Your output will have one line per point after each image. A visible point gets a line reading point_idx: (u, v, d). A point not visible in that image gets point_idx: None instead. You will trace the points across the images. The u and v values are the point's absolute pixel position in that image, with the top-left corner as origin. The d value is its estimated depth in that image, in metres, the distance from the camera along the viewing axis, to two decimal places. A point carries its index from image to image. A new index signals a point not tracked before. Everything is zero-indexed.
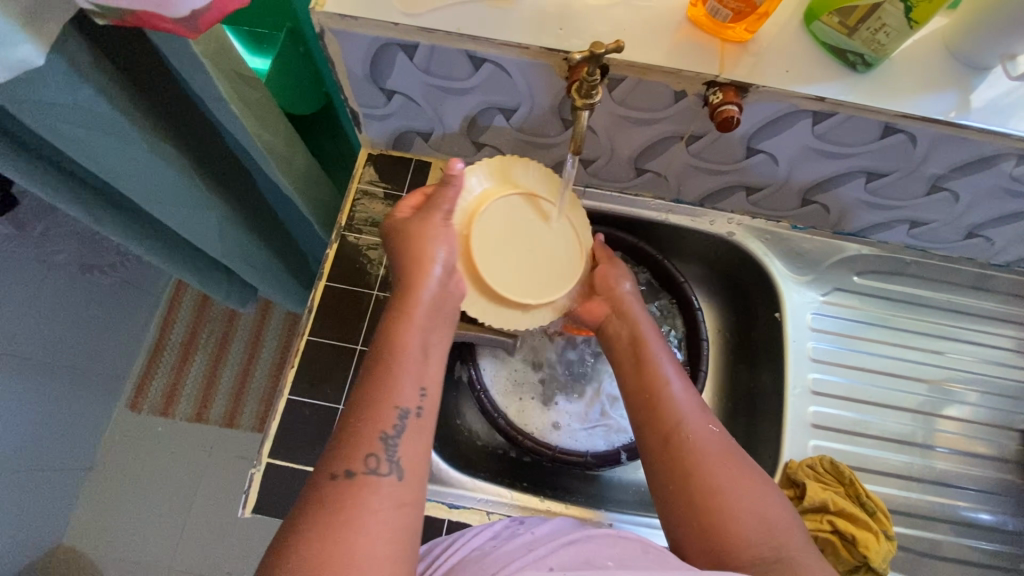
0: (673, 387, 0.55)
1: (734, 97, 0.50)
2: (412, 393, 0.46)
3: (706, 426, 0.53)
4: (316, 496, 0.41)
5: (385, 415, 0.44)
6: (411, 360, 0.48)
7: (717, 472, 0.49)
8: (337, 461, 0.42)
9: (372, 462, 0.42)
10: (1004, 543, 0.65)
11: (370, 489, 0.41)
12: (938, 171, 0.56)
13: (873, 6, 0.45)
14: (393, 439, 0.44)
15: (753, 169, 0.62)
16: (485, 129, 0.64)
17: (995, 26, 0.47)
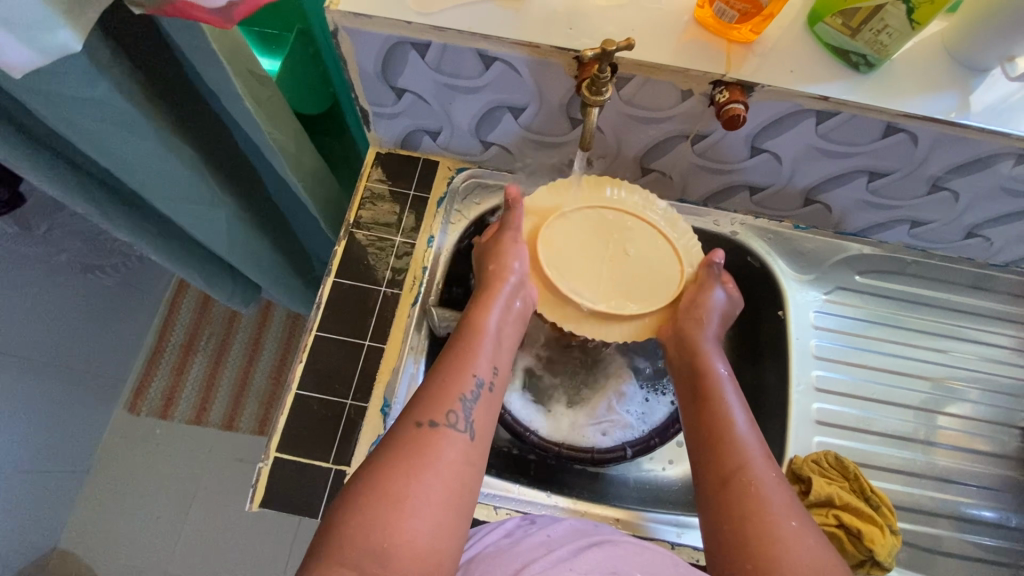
0: (741, 431, 0.54)
1: (740, 96, 0.51)
2: (487, 368, 0.53)
3: (771, 474, 0.51)
4: (400, 435, 0.47)
5: (466, 381, 0.51)
6: (487, 341, 0.55)
7: (777, 520, 0.48)
8: (421, 411, 0.48)
9: (451, 417, 0.49)
10: (1007, 539, 0.66)
11: (447, 440, 0.47)
12: (938, 172, 0.57)
13: (876, 7, 0.46)
14: (469, 402, 0.50)
15: (758, 169, 0.63)
16: (495, 128, 0.64)
17: (994, 27, 0.48)
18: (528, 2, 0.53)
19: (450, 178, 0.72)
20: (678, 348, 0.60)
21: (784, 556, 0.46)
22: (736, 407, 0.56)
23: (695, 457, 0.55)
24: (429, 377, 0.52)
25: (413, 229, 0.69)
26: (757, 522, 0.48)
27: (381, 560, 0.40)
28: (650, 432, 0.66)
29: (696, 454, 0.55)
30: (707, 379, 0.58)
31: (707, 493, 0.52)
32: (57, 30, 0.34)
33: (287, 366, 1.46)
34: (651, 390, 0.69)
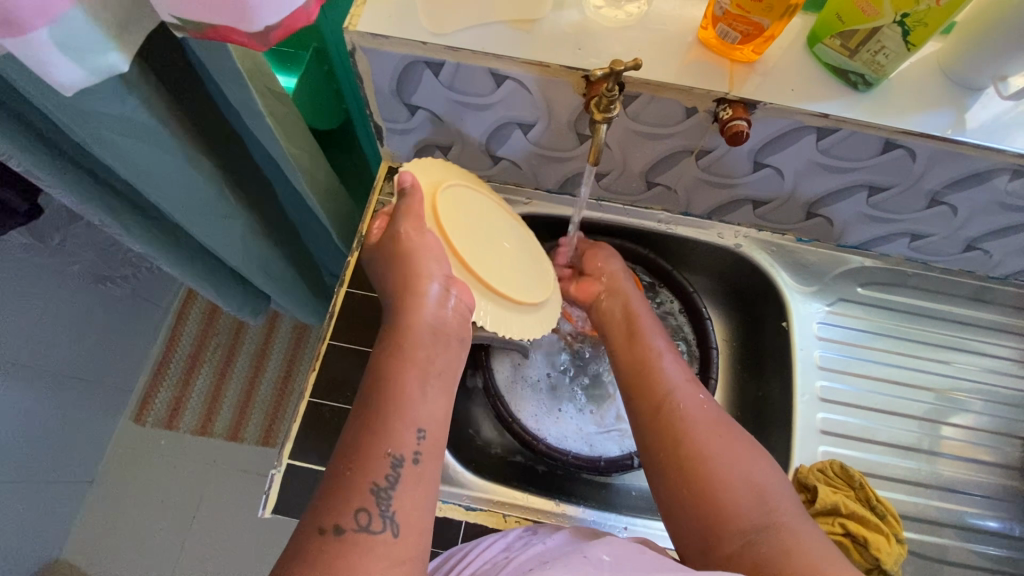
0: (665, 364, 0.58)
1: (743, 113, 0.53)
2: (408, 438, 0.44)
3: (697, 400, 0.55)
4: (301, 551, 0.40)
5: (379, 465, 0.43)
6: (407, 404, 0.46)
7: (710, 444, 0.51)
8: (326, 515, 0.41)
9: (363, 517, 0.41)
10: (1013, 550, 0.66)
11: (363, 546, 0.40)
12: (936, 187, 0.59)
13: (873, 29, 0.48)
14: (387, 491, 0.42)
15: (761, 183, 0.64)
16: (504, 143, 0.66)
17: (986, 48, 0.50)
18: (538, 24, 0.55)
19: None
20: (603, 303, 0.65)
21: (721, 477, 0.49)
22: (659, 343, 0.60)
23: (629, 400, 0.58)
24: (337, 461, 0.44)
25: None
26: (693, 452, 0.51)
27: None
28: None
29: (629, 395, 0.58)
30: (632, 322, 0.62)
31: (644, 431, 0.55)
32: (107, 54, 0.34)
33: (292, 376, 1.46)
34: None
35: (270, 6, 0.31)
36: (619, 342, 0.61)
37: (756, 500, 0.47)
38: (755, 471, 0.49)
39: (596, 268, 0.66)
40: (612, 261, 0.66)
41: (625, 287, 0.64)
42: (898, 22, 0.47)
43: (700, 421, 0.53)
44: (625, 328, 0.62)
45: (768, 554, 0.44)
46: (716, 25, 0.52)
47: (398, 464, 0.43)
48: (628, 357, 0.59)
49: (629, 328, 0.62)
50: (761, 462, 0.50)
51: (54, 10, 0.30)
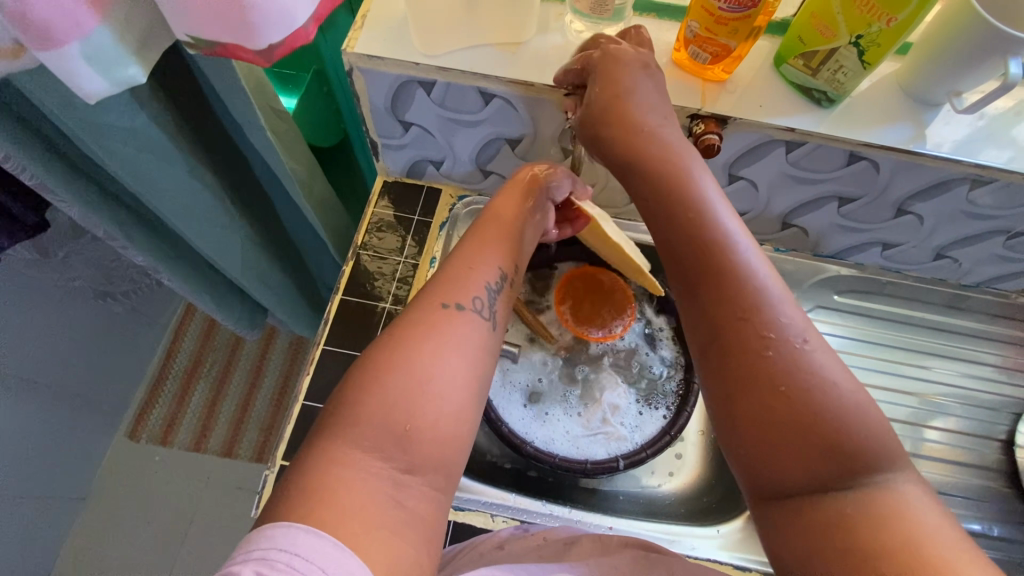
0: (734, 263, 0.46)
1: (715, 128, 0.57)
2: (508, 262, 0.53)
3: (776, 311, 0.44)
4: (423, 313, 0.46)
5: (490, 272, 0.51)
6: (507, 230, 0.55)
7: (785, 385, 0.42)
8: (447, 295, 0.47)
9: (476, 304, 0.48)
10: (1000, 551, 0.66)
11: (468, 323, 0.46)
12: (901, 197, 0.62)
13: (831, 50, 0.52)
14: (493, 292, 0.50)
15: (736, 196, 0.68)
16: (493, 158, 0.69)
17: (940, 67, 0.54)
18: (524, 46, 0.59)
19: (452, 206, 0.76)
20: (660, 199, 0.50)
21: (794, 428, 0.41)
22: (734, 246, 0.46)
23: (687, 302, 0.48)
24: (456, 260, 0.51)
25: (416, 252, 0.73)
26: (765, 396, 0.42)
27: (407, 437, 0.40)
28: (643, 446, 0.67)
29: (687, 292, 0.48)
30: (691, 205, 0.48)
31: (704, 340, 0.46)
32: (127, 66, 0.37)
33: (288, 391, 1.47)
34: (642, 400, 0.71)
35: (279, 27, 0.34)
36: (670, 226, 0.49)
37: (826, 455, 0.40)
38: (842, 419, 0.40)
39: (637, 134, 0.51)
40: (653, 123, 0.51)
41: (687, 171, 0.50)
42: (853, 43, 0.51)
43: (777, 353, 0.42)
44: (689, 237, 0.48)
45: (829, 515, 0.38)
46: (688, 46, 0.56)
47: (503, 279, 0.52)
48: (685, 252, 0.48)
49: (688, 214, 0.48)
50: (855, 401, 0.41)
51: (87, 30, 0.33)
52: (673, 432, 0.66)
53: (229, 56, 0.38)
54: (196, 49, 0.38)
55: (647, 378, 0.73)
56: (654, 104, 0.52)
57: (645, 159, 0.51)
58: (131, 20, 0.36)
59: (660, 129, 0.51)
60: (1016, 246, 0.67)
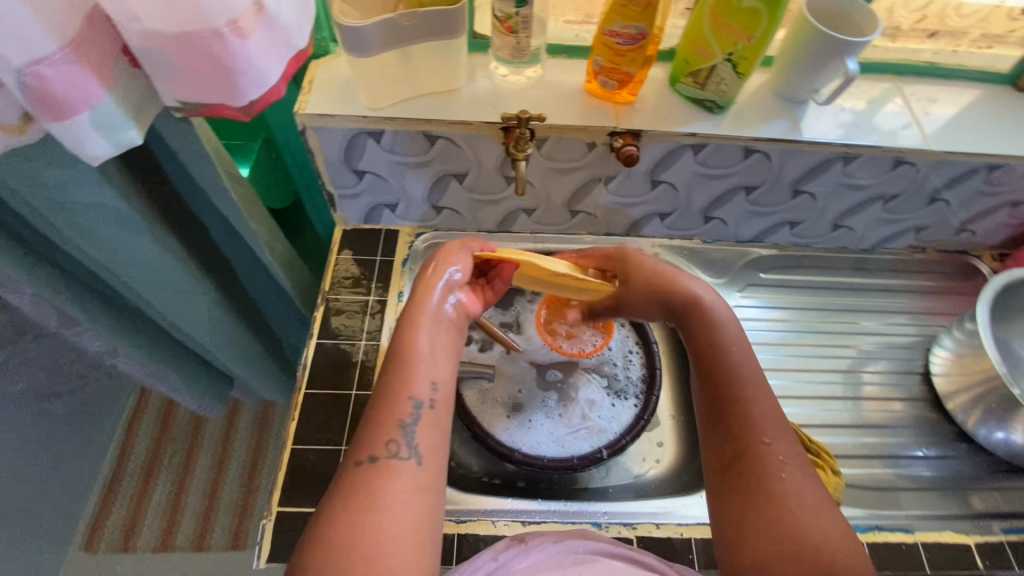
0: (755, 411, 0.56)
1: (631, 140, 0.67)
2: (424, 386, 0.52)
3: (785, 462, 0.53)
4: (342, 479, 0.47)
5: (403, 406, 0.50)
6: (417, 355, 0.53)
7: (787, 508, 0.50)
8: (361, 450, 0.49)
9: (392, 447, 0.49)
10: (940, 466, 0.75)
11: (390, 472, 0.47)
12: (794, 180, 0.74)
13: (711, 67, 0.63)
14: (410, 426, 0.50)
15: (661, 198, 0.77)
16: (444, 194, 0.76)
17: (797, 71, 0.66)
18: (457, 93, 0.68)
19: (411, 243, 0.81)
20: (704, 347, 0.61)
21: (783, 534, 0.48)
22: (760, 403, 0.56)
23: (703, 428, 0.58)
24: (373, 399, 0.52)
25: (383, 289, 0.77)
26: (763, 502, 0.51)
27: None
28: (622, 435, 0.72)
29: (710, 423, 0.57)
30: (721, 354, 0.60)
31: (726, 459, 0.54)
32: (128, 130, 0.41)
33: (259, 466, 1.42)
34: (615, 393, 0.76)
35: (257, 85, 0.39)
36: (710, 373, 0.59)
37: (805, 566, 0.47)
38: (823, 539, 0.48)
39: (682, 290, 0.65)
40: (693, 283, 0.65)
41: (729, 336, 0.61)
42: (727, 59, 0.62)
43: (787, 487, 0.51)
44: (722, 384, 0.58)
45: None
46: (597, 77, 0.66)
47: (417, 403, 0.51)
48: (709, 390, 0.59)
49: (714, 366, 0.59)
50: (836, 534, 0.49)
51: (94, 100, 0.37)
52: (647, 416, 0.72)
53: (210, 115, 0.43)
54: (182, 111, 0.43)
55: (614, 373, 0.79)
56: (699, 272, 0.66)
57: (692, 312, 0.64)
58: (123, 92, 0.40)
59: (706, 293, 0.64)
60: (893, 208, 0.79)
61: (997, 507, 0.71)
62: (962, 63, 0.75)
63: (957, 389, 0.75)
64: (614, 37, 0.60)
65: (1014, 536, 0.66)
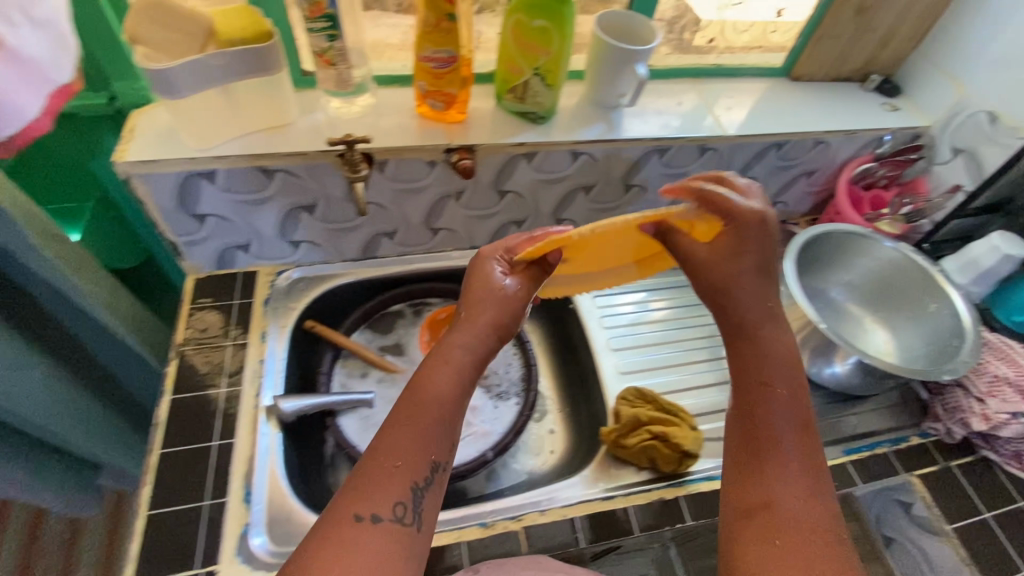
0: (793, 463, 0.46)
1: (467, 154, 0.71)
2: (447, 448, 0.46)
3: (812, 526, 0.44)
4: (330, 526, 0.40)
5: (420, 466, 0.44)
6: (448, 402, 0.46)
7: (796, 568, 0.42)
8: (360, 502, 0.41)
9: (398, 510, 0.42)
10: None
11: (384, 536, 0.41)
12: (623, 176, 0.82)
13: (524, 82, 0.70)
14: (422, 490, 0.43)
15: (511, 207, 0.82)
16: (297, 229, 0.76)
17: (603, 79, 0.74)
18: (290, 126, 0.69)
19: (272, 282, 0.79)
20: (752, 377, 0.51)
21: None
22: (807, 455, 0.47)
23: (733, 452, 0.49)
24: (389, 441, 0.44)
25: (242, 332, 0.74)
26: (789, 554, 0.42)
27: None
28: (506, 434, 0.74)
29: (758, 452, 0.47)
30: (776, 392, 0.50)
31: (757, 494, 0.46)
32: None
33: None
34: (497, 396, 0.78)
35: (9, 119, 0.41)
36: (762, 406, 0.49)
37: None
38: None
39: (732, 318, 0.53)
40: (751, 310, 0.53)
41: (786, 378, 0.51)
42: (536, 73, 0.68)
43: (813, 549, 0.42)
44: (783, 422, 0.48)
45: None
46: (425, 99, 0.70)
47: (437, 468, 0.44)
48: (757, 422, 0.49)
49: (761, 398, 0.50)
50: None
51: None
52: (530, 412, 0.76)
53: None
54: None
55: (495, 377, 0.80)
56: (774, 306, 0.54)
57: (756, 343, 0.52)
58: None
59: (767, 327, 0.53)
60: None
61: (840, 433, 0.77)
62: (742, 62, 0.88)
63: None
64: (428, 62, 0.65)
65: (855, 456, 0.73)
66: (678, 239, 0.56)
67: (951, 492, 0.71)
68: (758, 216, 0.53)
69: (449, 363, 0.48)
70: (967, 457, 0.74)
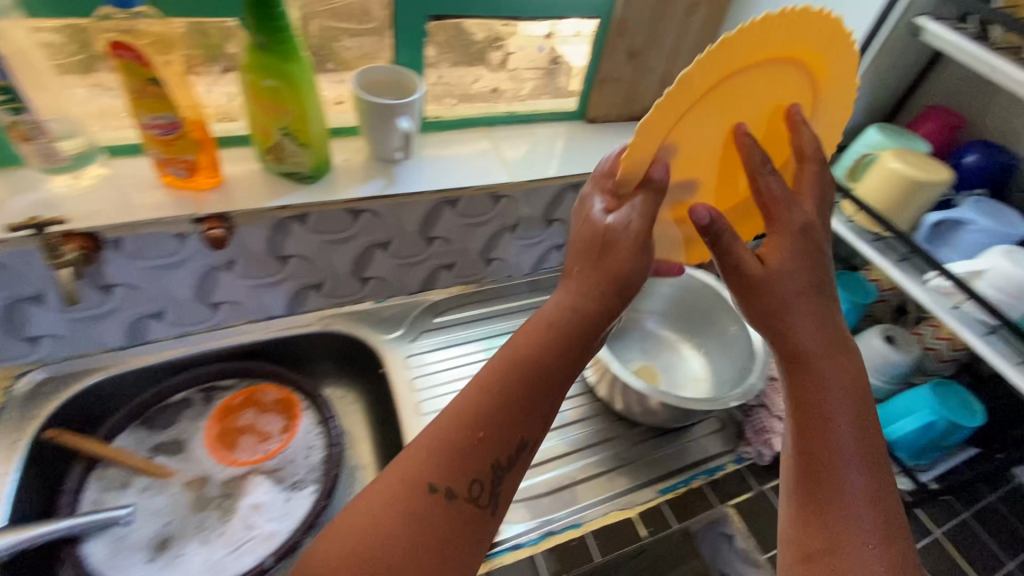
0: (857, 508, 0.43)
1: (218, 223, 0.65)
2: (540, 426, 0.46)
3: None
4: (408, 494, 0.41)
5: (504, 444, 0.44)
6: (538, 381, 0.45)
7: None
8: (440, 474, 0.42)
9: (475, 487, 0.43)
10: (606, 450, 0.76)
11: (459, 515, 0.42)
12: (419, 231, 0.78)
13: (276, 143, 0.65)
14: (501, 471, 0.44)
15: (300, 273, 0.75)
16: (27, 324, 0.65)
17: (373, 133, 0.71)
18: None
19: (9, 386, 0.68)
20: (806, 404, 0.46)
21: None
22: (874, 495, 0.44)
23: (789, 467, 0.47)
24: (487, 410, 0.44)
25: None
26: None
27: None
28: (294, 532, 0.65)
29: (823, 478, 0.44)
30: (842, 417, 0.45)
31: (815, 517, 0.44)
32: None
33: None
34: (287, 486, 0.71)
35: None
36: (824, 430, 0.45)
37: None
38: None
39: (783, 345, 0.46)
40: (807, 334, 0.45)
41: (853, 408, 0.45)
42: (285, 133, 0.64)
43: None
44: (851, 448, 0.44)
45: None
46: (164, 168, 0.63)
47: (524, 447, 0.45)
48: (828, 448, 0.45)
49: (818, 436, 0.45)
50: None
51: None
52: (326, 499, 0.67)
53: None
54: None
55: (290, 466, 0.73)
56: (836, 331, 0.46)
57: (806, 372, 0.45)
58: None
59: (819, 358, 0.45)
60: (522, 233, 0.88)
61: (660, 469, 0.75)
62: (535, 108, 0.88)
63: (599, 377, 0.78)
64: (149, 129, 0.59)
65: (669, 495, 0.71)
66: (733, 247, 0.45)
67: (764, 519, 0.70)
68: (812, 196, 0.47)
69: (555, 338, 0.46)
70: None
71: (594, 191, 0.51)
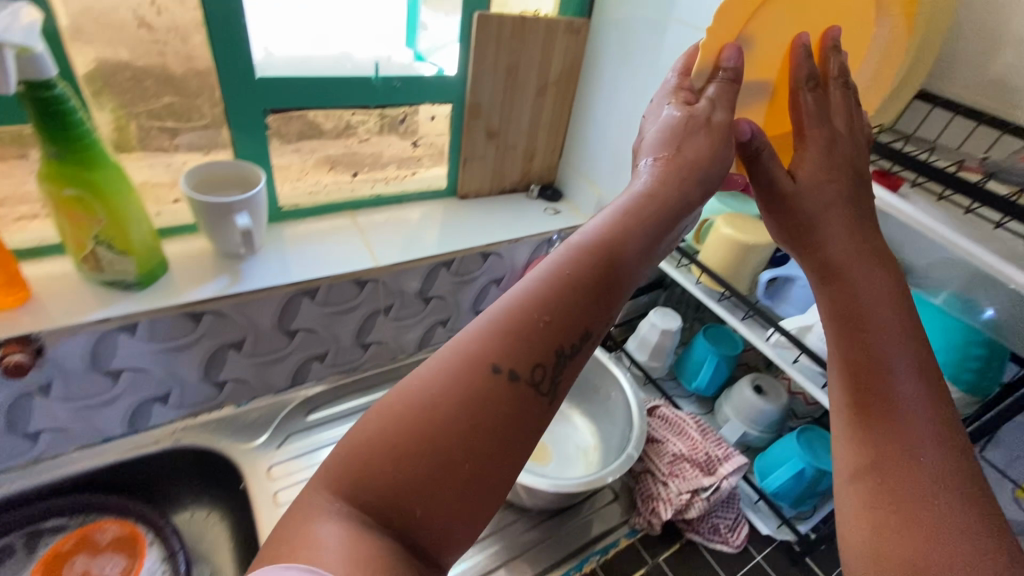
0: (927, 409, 0.36)
1: (18, 347, 0.57)
2: (605, 322, 0.34)
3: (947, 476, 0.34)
4: (456, 369, 0.30)
5: (568, 331, 0.32)
6: (607, 265, 0.34)
7: (924, 561, 0.32)
8: (500, 351, 0.31)
9: (536, 373, 0.31)
10: (496, 542, 0.71)
11: (518, 403, 0.30)
12: (276, 326, 0.73)
13: (89, 253, 0.59)
14: (567, 359, 0.32)
15: (137, 386, 0.68)
16: None
17: (210, 230, 0.67)
18: None
19: None
20: (861, 303, 0.41)
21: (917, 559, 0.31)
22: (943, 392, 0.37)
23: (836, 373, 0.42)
24: (551, 287, 0.32)
25: None
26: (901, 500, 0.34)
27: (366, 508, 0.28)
28: None
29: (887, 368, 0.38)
30: (901, 315, 0.40)
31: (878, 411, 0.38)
32: None
33: None
34: None
35: None
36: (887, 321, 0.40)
37: None
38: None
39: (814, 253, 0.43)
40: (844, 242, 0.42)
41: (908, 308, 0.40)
42: (98, 242, 0.59)
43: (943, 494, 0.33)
44: (914, 341, 0.39)
45: None
46: None
47: (589, 339, 0.33)
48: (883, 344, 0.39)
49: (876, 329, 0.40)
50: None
51: None
52: None
53: None
54: None
55: None
56: (875, 242, 0.43)
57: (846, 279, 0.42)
58: None
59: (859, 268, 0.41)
60: (400, 315, 0.84)
61: (552, 556, 0.71)
62: (399, 190, 0.87)
63: None
64: None
65: None
66: (768, 163, 0.44)
67: None
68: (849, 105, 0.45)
69: (638, 220, 0.36)
70: (675, 545, 0.73)
71: (671, 86, 0.45)
